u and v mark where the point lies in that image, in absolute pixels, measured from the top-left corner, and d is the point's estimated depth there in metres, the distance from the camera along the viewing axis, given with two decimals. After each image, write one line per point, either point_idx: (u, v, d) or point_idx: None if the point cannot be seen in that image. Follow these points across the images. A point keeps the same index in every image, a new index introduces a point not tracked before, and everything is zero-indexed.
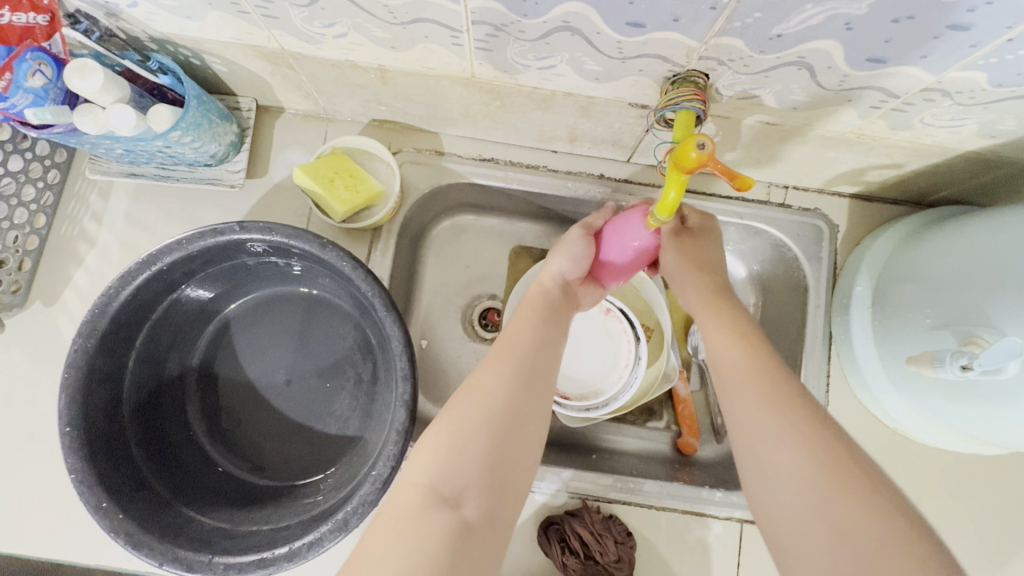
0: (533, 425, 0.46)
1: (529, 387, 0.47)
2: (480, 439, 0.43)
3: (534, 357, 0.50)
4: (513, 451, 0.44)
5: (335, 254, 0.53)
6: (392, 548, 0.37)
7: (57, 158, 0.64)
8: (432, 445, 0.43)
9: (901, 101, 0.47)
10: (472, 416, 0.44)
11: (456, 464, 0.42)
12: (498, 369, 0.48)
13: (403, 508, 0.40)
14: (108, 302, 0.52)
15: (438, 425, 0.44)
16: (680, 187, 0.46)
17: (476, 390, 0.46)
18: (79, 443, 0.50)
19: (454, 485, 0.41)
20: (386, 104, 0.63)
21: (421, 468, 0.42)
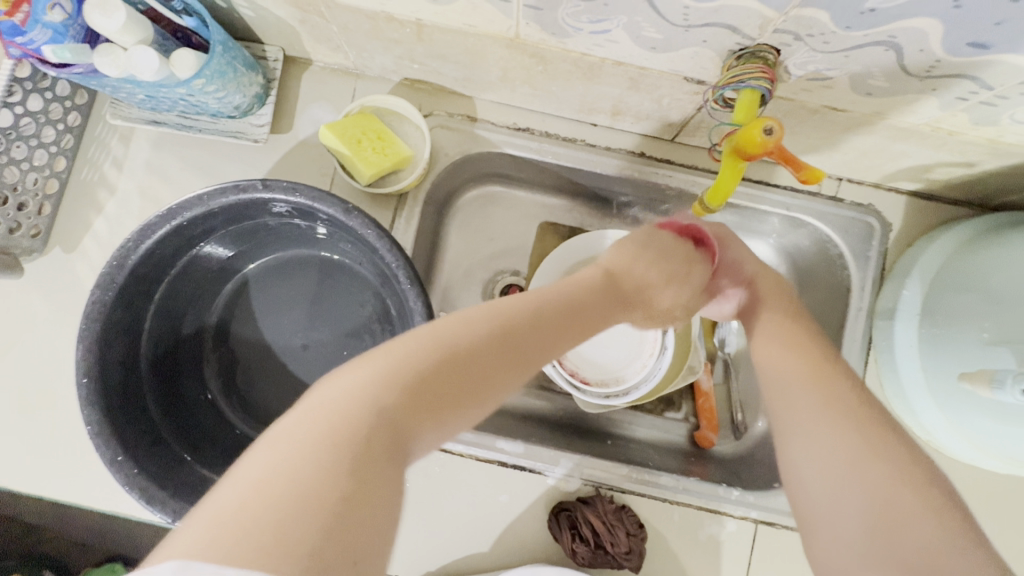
0: (502, 385, 0.38)
1: (523, 356, 0.40)
2: (433, 386, 0.35)
3: (555, 325, 0.42)
4: (472, 394, 0.36)
5: (359, 221, 0.50)
6: (275, 475, 0.28)
7: (77, 100, 0.62)
8: (371, 376, 0.34)
9: (994, 94, 0.42)
10: (426, 353, 0.36)
11: (402, 402, 0.33)
12: (493, 319, 0.40)
13: (326, 432, 0.31)
14: (126, 254, 0.50)
15: (378, 364, 0.35)
16: (737, 173, 0.44)
17: (457, 333, 0.38)
18: (96, 395, 0.49)
19: (399, 427, 0.33)
20: (420, 62, 0.59)
21: (337, 398, 0.33)
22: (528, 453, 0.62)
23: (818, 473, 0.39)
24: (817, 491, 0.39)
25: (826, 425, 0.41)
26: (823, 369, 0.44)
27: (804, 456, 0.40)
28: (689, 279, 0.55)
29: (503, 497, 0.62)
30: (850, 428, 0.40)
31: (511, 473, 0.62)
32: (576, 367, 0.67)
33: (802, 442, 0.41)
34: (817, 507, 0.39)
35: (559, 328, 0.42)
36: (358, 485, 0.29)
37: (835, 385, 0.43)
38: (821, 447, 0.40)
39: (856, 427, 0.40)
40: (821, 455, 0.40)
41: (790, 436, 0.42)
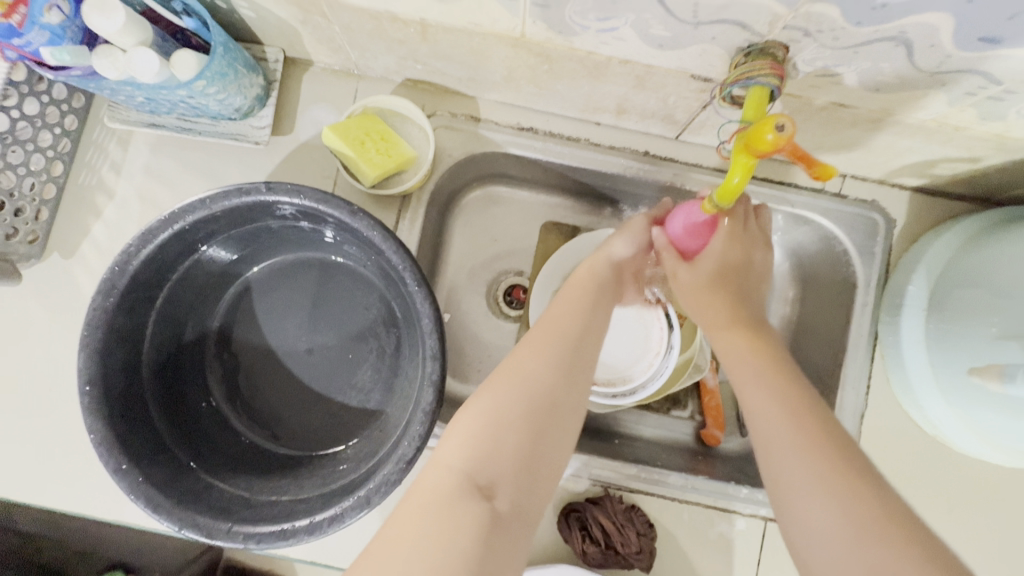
0: (569, 409, 0.44)
1: (576, 378, 0.45)
2: (521, 435, 0.41)
3: (581, 344, 0.48)
4: (545, 430, 0.42)
5: (365, 223, 0.50)
6: (426, 532, 0.36)
7: (74, 103, 0.61)
8: (468, 434, 0.41)
9: (1002, 89, 0.42)
10: (504, 405, 0.42)
11: (496, 448, 0.40)
12: (541, 355, 0.45)
13: (432, 493, 0.38)
14: (128, 260, 0.49)
15: (465, 423, 0.41)
16: (747, 171, 0.42)
17: (517, 378, 0.44)
18: (99, 403, 0.49)
19: (490, 473, 0.39)
20: (423, 62, 0.58)
21: (454, 458, 0.40)
22: None
23: (796, 505, 0.39)
24: (790, 513, 0.39)
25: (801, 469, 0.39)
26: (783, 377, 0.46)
27: (778, 482, 0.40)
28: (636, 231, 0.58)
29: None
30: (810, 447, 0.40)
31: None
32: None
33: (783, 490, 0.40)
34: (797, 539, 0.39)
35: (591, 348, 0.48)
36: (497, 518, 0.38)
37: (799, 400, 0.43)
38: (795, 476, 0.39)
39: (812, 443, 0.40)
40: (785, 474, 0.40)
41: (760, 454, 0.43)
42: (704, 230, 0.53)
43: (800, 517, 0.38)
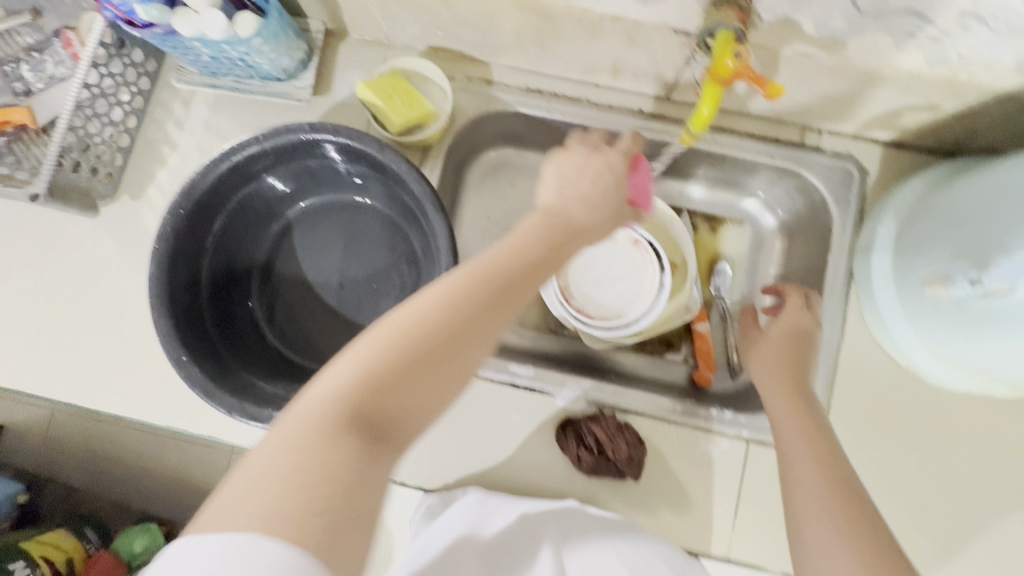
0: (465, 363, 0.40)
1: (487, 318, 0.41)
2: (408, 371, 0.38)
3: (506, 291, 0.43)
4: (433, 380, 0.38)
5: (393, 157, 0.59)
6: (283, 470, 0.33)
7: (148, 67, 0.71)
8: (353, 370, 0.37)
9: (938, 29, 0.49)
10: (400, 339, 0.38)
11: (385, 383, 0.37)
12: (456, 290, 0.41)
13: (299, 429, 0.34)
14: (194, 186, 0.59)
15: (354, 356, 0.38)
16: (715, 100, 0.49)
17: (427, 314, 0.40)
18: (166, 304, 0.57)
19: (367, 418, 0.36)
20: (444, 29, 0.67)
21: (327, 396, 0.36)
22: (538, 375, 0.69)
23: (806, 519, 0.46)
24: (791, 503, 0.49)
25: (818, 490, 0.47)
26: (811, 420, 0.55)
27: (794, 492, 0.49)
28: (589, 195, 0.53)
29: (515, 416, 0.68)
30: (803, 441, 0.52)
31: (523, 394, 0.69)
32: (583, 304, 0.75)
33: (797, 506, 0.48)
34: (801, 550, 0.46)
35: (513, 299, 0.43)
36: (363, 460, 0.34)
37: (813, 423, 0.54)
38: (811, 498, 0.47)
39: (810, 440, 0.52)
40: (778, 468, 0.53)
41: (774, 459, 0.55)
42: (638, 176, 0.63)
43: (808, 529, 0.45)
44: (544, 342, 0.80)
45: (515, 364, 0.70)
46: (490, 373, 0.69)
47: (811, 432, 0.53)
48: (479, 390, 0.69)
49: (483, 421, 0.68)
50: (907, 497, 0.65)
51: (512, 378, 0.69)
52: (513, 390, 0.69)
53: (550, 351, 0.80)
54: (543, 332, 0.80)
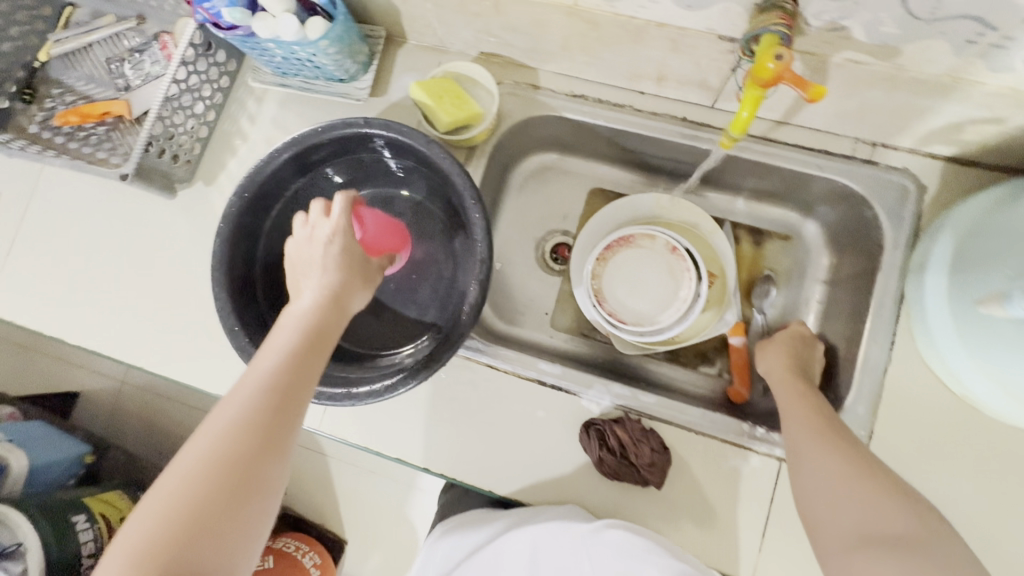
0: (294, 422, 0.47)
1: (283, 413, 0.46)
2: (238, 471, 0.42)
3: (313, 356, 0.49)
4: (283, 438, 0.46)
5: (438, 152, 0.62)
6: (163, 523, 0.40)
7: (229, 67, 0.79)
8: (183, 473, 0.42)
9: (1000, 35, 0.47)
10: (227, 441, 0.43)
11: (218, 482, 0.42)
12: (291, 355, 0.48)
13: (182, 483, 0.41)
14: (258, 172, 0.65)
15: (194, 456, 0.42)
16: (756, 103, 0.49)
17: (229, 411, 0.45)
18: (226, 277, 0.63)
19: (232, 473, 0.42)
20: (495, 35, 0.71)
21: (170, 498, 0.41)
22: (565, 374, 0.70)
23: (812, 472, 0.51)
24: (798, 463, 0.53)
25: (822, 445, 0.52)
26: (809, 395, 0.60)
27: (799, 451, 0.54)
28: (359, 260, 0.55)
29: (539, 412, 0.69)
30: (857, 473, 0.49)
31: (548, 391, 0.69)
32: (615, 308, 0.75)
33: (805, 462, 0.53)
34: (810, 502, 0.51)
35: (313, 365, 0.49)
36: (178, 552, 0.39)
37: (810, 399, 0.59)
38: (817, 457, 0.52)
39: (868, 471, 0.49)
40: (821, 499, 0.50)
41: (799, 488, 0.52)
42: (388, 236, 0.64)
43: (816, 479, 0.51)
44: (574, 345, 0.81)
45: (543, 361, 0.71)
46: (516, 369, 0.70)
47: (811, 404, 0.58)
48: (505, 384, 0.70)
49: (506, 414, 0.69)
50: None
51: (539, 375, 0.70)
52: (538, 386, 0.70)
53: (580, 353, 0.80)
54: (575, 335, 0.81)
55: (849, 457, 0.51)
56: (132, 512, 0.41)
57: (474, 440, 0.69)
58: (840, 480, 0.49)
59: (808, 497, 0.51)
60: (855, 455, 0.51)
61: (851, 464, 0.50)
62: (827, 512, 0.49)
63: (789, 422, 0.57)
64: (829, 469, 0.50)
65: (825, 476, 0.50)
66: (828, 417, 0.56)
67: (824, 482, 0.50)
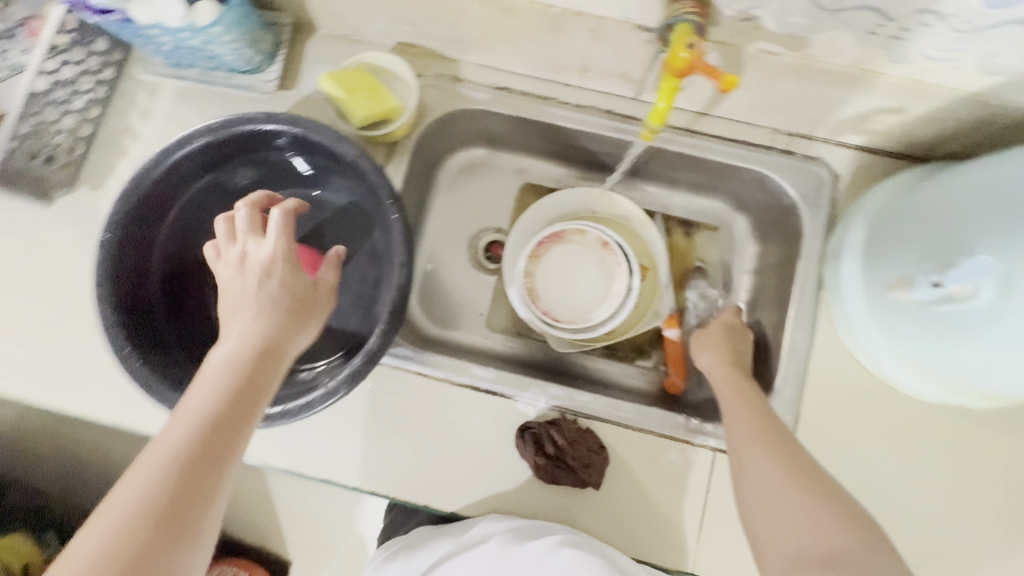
0: (229, 461, 0.41)
1: (228, 436, 0.42)
2: (175, 512, 0.38)
3: (249, 383, 0.44)
4: (219, 479, 0.40)
5: (349, 147, 0.58)
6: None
7: (113, 57, 0.70)
8: (111, 520, 0.37)
9: (897, 26, 0.48)
10: (160, 480, 0.39)
11: (155, 523, 0.37)
12: (224, 387, 0.43)
13: (105, 536, 0.36)
14: (145, 174, 0.58)
15: (122, 502, 0.38)
16: (671, 94, 0.48)
17: (165, 446, 0.40)
18: (110, 294, 0.56)
19: (159, 527, 0.37)
20: (411, 24, 0.67)
21: (90, 552, 0.36)
22: (500, 378, 0.67)
23: (753, 485, 0.50)
24: (740, 474, 0.52)
25: (765, 457, 0.51)
26: (756, 402, 0.58)
27: (740, 461, 0.52)
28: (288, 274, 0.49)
29: (475, 419, 0.66)
30: (799, 482, 0.48)
31: (483, 397, 0.67)
32: (549, 306, 0.73)
33: (745, 476, 0.51)
34: (750, 514, 0.49)
35: (244, 393, 0.43)
36: None
37: (757, 407, 0.57)
38: (759, 469, 0.50)
39: (812, 481, 0.48)
40: (760, 505, 0.48)
41: (742, 496, 0.51)
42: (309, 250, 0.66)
43: (756, 492, 0.49)
44: (512, 346, 0.78)
45: (477, 366, 0.68)
46: (448, 375, 0.67)
47: (754, 410, 0.57)
48: (438, 392, 0.67)
49: (440, 424, 0.66)
50: (880, 512, 0.63)
51: (473, 380, 0.67)
52: (473, 392, 0.67)
53: (518, 354, 0.78)
54: (512, 335, 0.79)
55: (791, 464, 0.50)
56: (48, 568, 0.36)
57: (407, 454, 0.65)
58: (781, 489, 0.48)
59: (748, 505, 0.50)
60: (798, 463, 0.50)
61: (790, 473, 0.49)
62: (763, 522, 0.47)
63: (733, 431, 0.55)
64: (767, 477, 0.49)
65: (763, 485, 0.49)
66: (772, 427, 0.54)
67: (761, 492, 0.49)
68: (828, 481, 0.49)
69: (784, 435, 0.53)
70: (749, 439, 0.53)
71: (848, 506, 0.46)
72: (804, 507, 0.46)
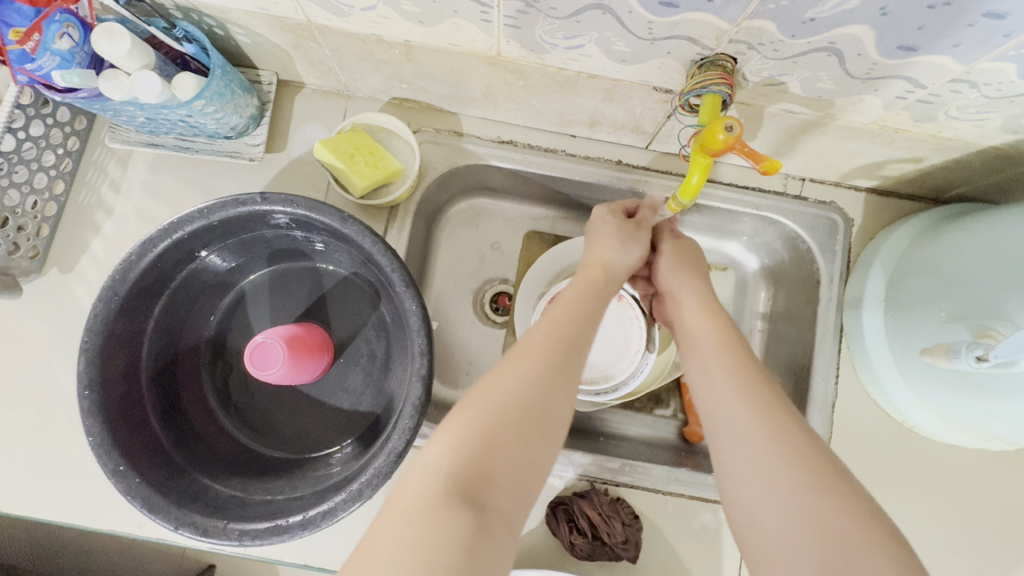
0: (561, 419, 0.43)
1: (568, 375, 0.44)
2: (507, 458, 0.39)
3: (569, 353, 0.45)
4: (518, 455, 0.39)
5: (355, 228, 0.52)
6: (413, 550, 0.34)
7: (77, 126, 0.64)
8: (457, 431, 0.39)
9: (928, 92, 0.47)
10: (501, 409, 0.40)
11: (483, 461, 0.38)
12: (527, 363, 0.43)
13: (410, 505, 0.36)
14: (129, 268, 0.52)
15: (427, 467, 0.38)
16: (705, 170, 0.48)
17: (502, 387, 0.41)
18: (98, 406, 0.50)
19: (475, 485, 0.37)
20: (408, 82, 0.63)
21: (397, 530, 0.35)
22: None
23: (750, 480, 0.40)
24: (731, 457, 0.42)
25: (765, 444, 0.41)
26: (745, 357, 0.47)
27: (725, 429, 0.43)
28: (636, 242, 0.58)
29: None
30: (816, 488, 0.38)
31: None
32: None
33: (742, 465, 0.41)
34: (747, 511, 0.40)
35: (585, 350, 0.47)
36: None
37: (746, 362, 0.46)
38: (760, 461, 0.40)
39: (832, 489, 0.38)
40: (768, 517, 0.38)
41: (739, 492, 0.41)
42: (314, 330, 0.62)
43: (756, 486, 0.40)
44: None
45: None
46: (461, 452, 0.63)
47: (741, 364, 0.46)
48: None
49: None
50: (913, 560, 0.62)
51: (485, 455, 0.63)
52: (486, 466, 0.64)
53: None
54: None
55: (803, 461, 0.39)
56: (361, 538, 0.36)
57: None
58: (797, 504, 0.38)
59: (748, 512, 0.40)
60: (811, 456, 0.40)
61: (800, 477, 0.38)
62: (770, 531, 0.38)
63: (712, 397, 0.45)
64: (775, 473, 0.39)
65: (775, 501, 0.39)
66: (768, 393, 0.44)
67: (768, 499, 0.39)
68: (843, 477, 0.39)
69: (782, 415, 0.42)
70: (745, 427, 0.42)
71: (875, 514, 0.37)
72: (822, 513, 0.37)
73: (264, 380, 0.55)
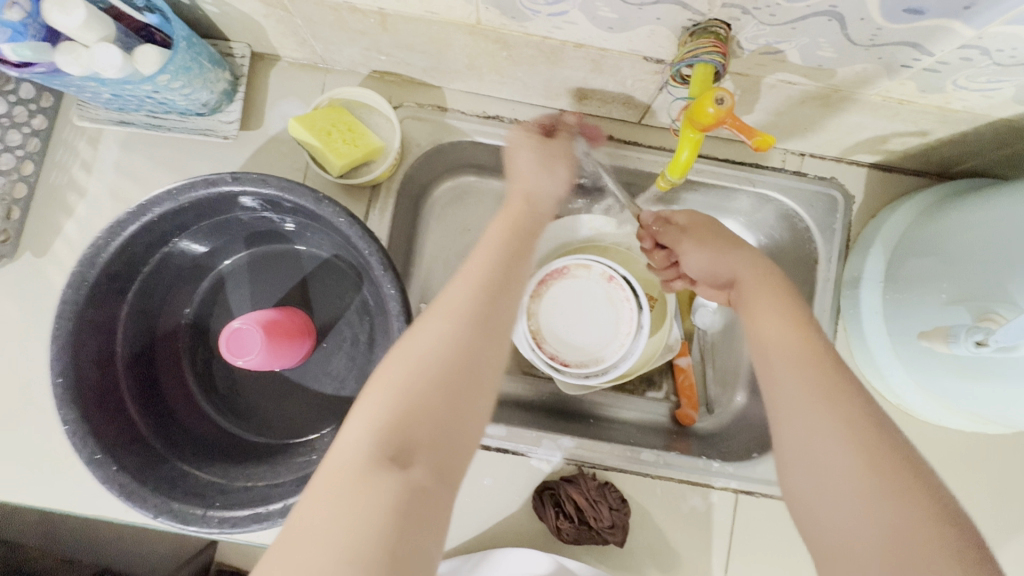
0: (488, 370, 0.41)
1: (488, 326, 0.42)
2: (431, 416, 0.37)
3: (492, 300, 0.43)
4: (444, 413, 0.38)
5: (331, 210, 0.50)
6: (339, 520, 0.32)
7: (43, 103, 0.62)
8: (387, 393, 0.38)
9: (935, 60, 0.43)
10: (422, 365, 0.38)
11: (409, 425, 0.36)
12: (451, 321, 0.41)
13: (342, 472, 0.34)
14: (97, 252, 0.50)
15: (361, 429, 0.36)
16: (697, 145, 0.46)
17: (419, 349, 0.39)
18: (71, 395, 0.49)
19: (402, 447, 0.36)
20: (387, 53, 0.60)
21: (329, 501, 0.33)
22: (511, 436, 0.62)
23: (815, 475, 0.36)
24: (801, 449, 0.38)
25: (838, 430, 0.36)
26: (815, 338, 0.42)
27: (785, 415, 0.39)
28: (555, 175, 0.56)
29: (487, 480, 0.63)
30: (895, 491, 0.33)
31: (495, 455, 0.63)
32: (557, 350, 0.69)
33: (804, 458, 0.37)
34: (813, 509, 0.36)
35: (506, 292, 0.44)
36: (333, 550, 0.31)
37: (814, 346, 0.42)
38: (830, 453, 0.36)
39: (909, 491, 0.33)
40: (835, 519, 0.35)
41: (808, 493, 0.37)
42: (296, 317, 0.60)
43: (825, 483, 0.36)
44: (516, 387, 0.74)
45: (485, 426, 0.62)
46: None
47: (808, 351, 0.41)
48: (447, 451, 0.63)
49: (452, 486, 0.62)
50: None
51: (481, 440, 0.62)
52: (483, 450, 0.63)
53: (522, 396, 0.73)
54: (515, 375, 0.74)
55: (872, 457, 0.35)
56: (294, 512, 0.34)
57: None
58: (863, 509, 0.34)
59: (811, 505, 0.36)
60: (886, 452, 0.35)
61: (870, 474, 0.34)
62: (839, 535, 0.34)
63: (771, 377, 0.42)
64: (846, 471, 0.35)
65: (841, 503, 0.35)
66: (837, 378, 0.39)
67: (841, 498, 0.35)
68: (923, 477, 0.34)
69: (855, 405, 0.38)
70: (816, 420, 0.37)
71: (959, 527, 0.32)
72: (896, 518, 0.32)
73: (241, 365, 0.54)
